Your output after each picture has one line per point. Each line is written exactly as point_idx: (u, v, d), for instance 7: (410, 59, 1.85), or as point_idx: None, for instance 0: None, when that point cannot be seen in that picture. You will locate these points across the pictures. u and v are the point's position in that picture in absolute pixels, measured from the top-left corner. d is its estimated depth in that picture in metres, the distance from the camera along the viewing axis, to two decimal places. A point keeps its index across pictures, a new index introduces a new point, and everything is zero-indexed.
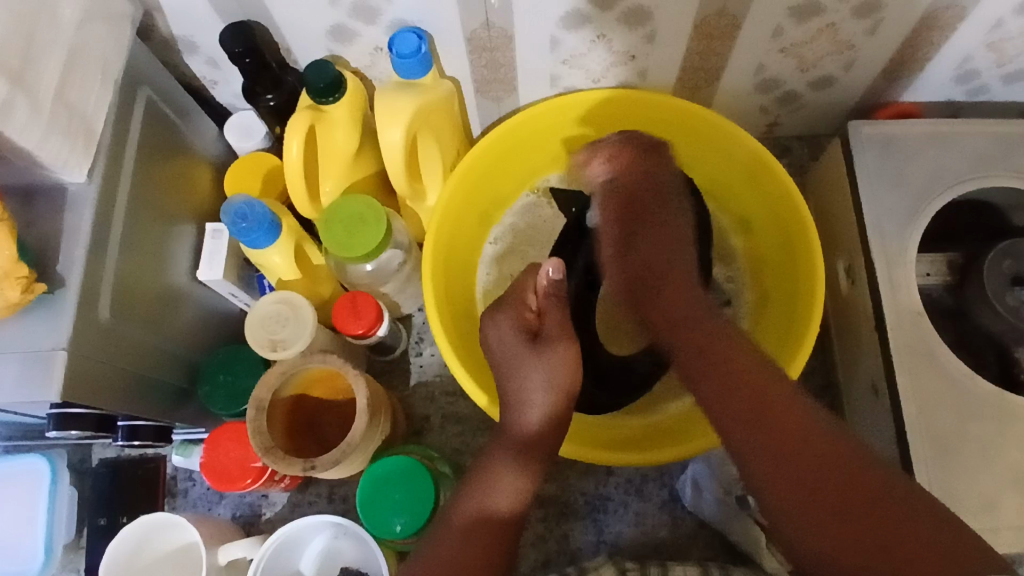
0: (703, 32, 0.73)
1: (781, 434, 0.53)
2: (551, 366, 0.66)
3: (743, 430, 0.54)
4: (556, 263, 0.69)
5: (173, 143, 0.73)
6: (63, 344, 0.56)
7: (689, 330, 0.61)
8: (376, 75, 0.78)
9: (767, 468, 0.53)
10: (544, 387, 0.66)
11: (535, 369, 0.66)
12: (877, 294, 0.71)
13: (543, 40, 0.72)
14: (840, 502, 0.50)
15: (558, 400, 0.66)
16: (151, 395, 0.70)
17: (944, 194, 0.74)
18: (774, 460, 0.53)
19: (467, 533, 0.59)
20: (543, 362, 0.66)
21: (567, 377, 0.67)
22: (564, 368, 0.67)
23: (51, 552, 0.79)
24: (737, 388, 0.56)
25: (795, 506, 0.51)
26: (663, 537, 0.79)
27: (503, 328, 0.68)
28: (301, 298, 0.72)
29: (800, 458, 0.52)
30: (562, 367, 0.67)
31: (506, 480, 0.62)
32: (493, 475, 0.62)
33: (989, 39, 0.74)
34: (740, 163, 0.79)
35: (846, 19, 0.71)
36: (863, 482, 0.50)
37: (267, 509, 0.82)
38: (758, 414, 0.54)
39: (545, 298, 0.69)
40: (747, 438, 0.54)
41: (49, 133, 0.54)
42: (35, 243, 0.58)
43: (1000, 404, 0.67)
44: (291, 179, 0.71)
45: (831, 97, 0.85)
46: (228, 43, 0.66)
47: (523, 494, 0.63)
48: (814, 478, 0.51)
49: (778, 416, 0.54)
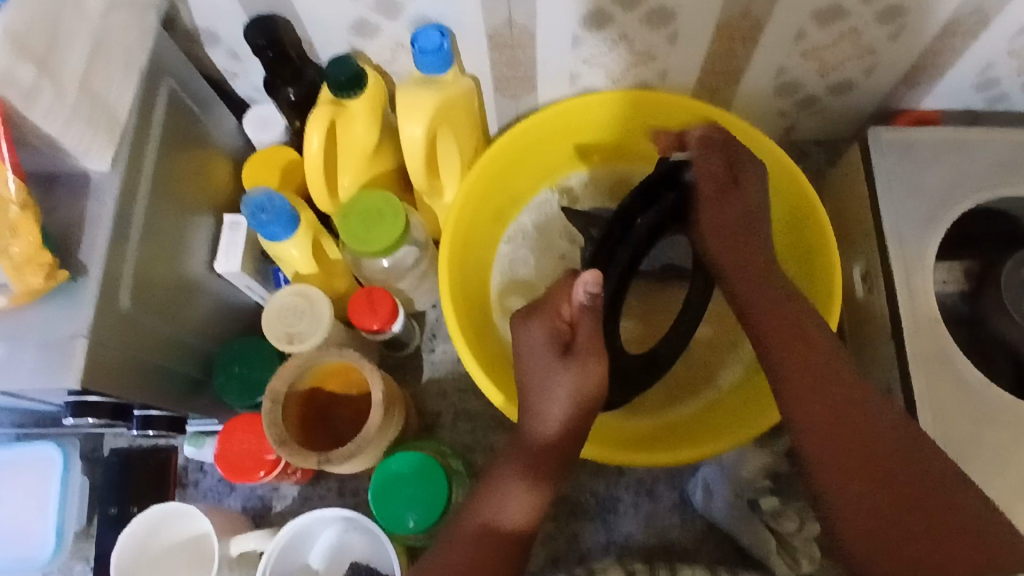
0: (725, 35, 0.73)
1: (853, 436, 0.53)
2: (577, 377, 0.63)
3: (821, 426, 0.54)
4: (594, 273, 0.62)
5: (193, 134, 0.73)
6: (83, 331, 0.56)
7: (785, 319, 0.61)
8: (396, 71, 0.78)
9: (827, 461, 0.53)
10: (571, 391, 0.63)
11: (562, 377, 0.63)
12: (895, 301, 0.71)
13: (565, 38, 0.72)
14: (891, 500, 0.51)
15: (579, 412, 0.63)
16: (167, 385, 0.70)
17: (963, 202, 0.73)
18: (846, 462, 0.53)
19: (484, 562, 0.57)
20: (569, 372, 0.63)
21: (593, 389, 0.64)
22: (589, 384, 0.63)
23: (61, 540, 0.79)
24: (810, 378, 0.57)
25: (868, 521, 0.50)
26: (673, 539, 0.79)
27: (532, 334, 0.64)
28: (317, 292, 0.72)
29: (867, 457, 0.52)
30: (586, 383, 0.63)
31: (524, 496, 0.61)
32: (505, 488, 0.61)
33: (1011, 47, 0.73)
34: (760, 169, 0.80)
35: (869, 23, 0.71)
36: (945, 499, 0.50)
37: (277, 502, 0.82)
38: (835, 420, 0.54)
39: (578, 311, 0.64)
40: (820, 423, 0.55)
41: (71, 120, 0.55)
42: (58, 230, 0.58)
43: (1016, 414, 0.66)
44: (310, 173, 0.71)
45: (850, 101, 0.84)
46: (252, 35, 0.67)
47: (531, 508, 0.61)
48: (873, 469, 0.52)
49: (847, 408, 0.55)
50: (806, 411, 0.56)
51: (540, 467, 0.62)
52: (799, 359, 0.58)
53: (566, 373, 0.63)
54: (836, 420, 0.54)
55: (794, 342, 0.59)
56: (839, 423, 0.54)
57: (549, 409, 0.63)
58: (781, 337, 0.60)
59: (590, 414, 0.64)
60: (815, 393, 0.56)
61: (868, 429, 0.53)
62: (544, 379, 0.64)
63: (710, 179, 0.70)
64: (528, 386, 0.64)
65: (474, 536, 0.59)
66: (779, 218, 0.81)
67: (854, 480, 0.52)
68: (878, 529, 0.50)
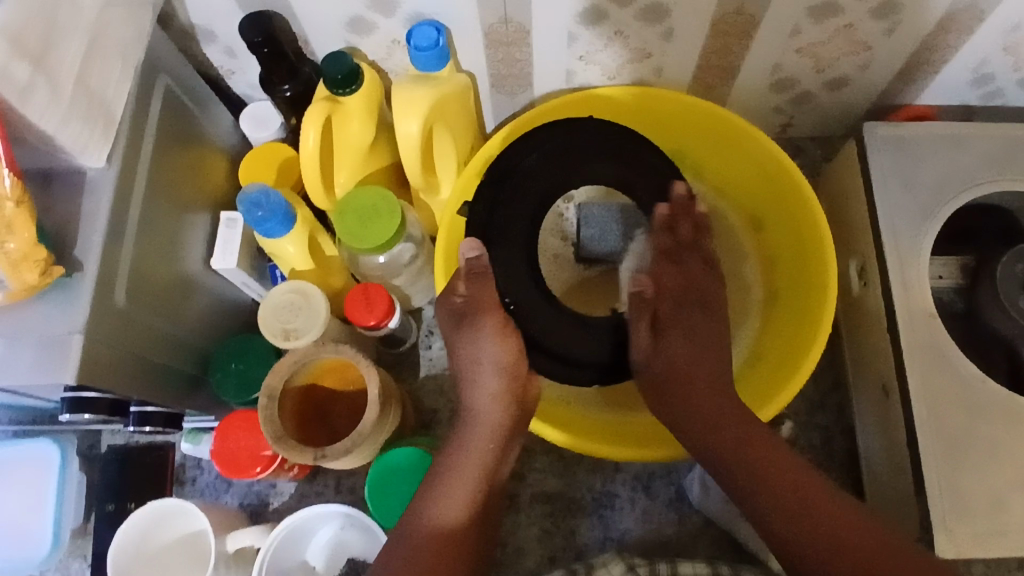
0: (720, 31, 0.73)
1: (796, 487, 0.60)
2: (497, 349, 0.67)
3: (763, 496, 0.60)
4: (474, 241, 0.66)
5: (189, 132, 0.73)
6: (79, 328, 0.56)
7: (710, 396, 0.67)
8: (392, 68, 0.78)
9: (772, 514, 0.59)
10: (498, 366, 0.67)
11: (484, 350, 0.67)
12: (890, 296, 0.71)
13: (560, 35, 0.72)
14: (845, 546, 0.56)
15: (506, 381, 0.67)
16: (165, 382, 0.70)
17: (958, 197, 0.74)
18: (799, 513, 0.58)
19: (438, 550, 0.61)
20: (481, 340, 0.67)
21: (511, 356, 0.67)
22: (503, 344, 0.67)
23: (59, 537, 0.79)
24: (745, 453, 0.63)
25: (812, 544, 0.57)
26: (670, 535, 0.79)
27: (441, 314, 0.70)
28: (314, 288, 0.72)
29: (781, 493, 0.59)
30: (507, 348, 0.67)
31: (470, 471, 0.65)
32: (453, 467, 0.65)
33: (1006, 43, 0.73)
34: (755, 161, 0.79)
35: (864, 19, 0.71)
36: (843, 513, 0.58)
37: (274, 499, 0.82)
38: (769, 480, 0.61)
39: (467, 281, 0.67)
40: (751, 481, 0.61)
41: (69, 116, 0.55)
42: (54, 227, 0.58)
43: (1012, 409, 0.67)
44: (306, 170, 0.71)
45: (846, 97, 0.84)
46: (247, 33, 0.66)
47: (479, 481, 0.65)
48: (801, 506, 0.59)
49: (758, 451, 0.63)
50: (743, 477, 0.62)
51: (484, 440, 0.66)
52: (731, 442, 0.64)
53: (490, 350, 0.67)
54: (754, 462, 0.62)
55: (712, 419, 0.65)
56: (751, 465, 0.62)
57: (481, 394, 0.68)
58: (700, 427, 0.65)
59: (518, 379, 0.68)
60: (743, 455, 0.62)
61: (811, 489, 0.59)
62: (473, 355, 0.68)
63: (662, 265, 0.70)
64: (458, 364, 0.70)
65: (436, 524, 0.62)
66: (774, 211, 0.81)
67: (812, 534, 0.57)
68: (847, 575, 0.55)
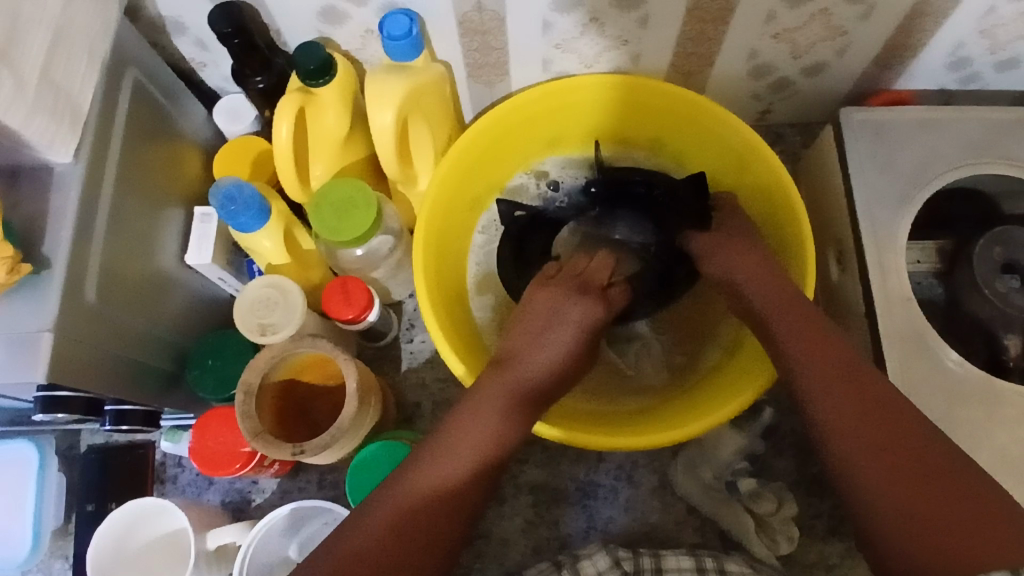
0: (696, 17, 0.72)
1: (857, 402, 0.56)
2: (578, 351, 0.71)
3: (831, 401, 0.57)
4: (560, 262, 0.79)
5: (160, 125, 0.72)
6: (49, 325, 0.56)
7: (783, 303, 0.65)
8: (367, 58, 0.77)
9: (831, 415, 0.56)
10: (575, 340, 0.70)
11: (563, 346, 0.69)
12: (868, 281, 0.71)
13: (535, 22, 0.72)
14: (896, 464, 0.52)
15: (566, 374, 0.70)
16: (140, 380, 0.70)
17: (934, 181, 0.74)
18: (855, 425, 0.55)
19: (427, 505, 0.58)
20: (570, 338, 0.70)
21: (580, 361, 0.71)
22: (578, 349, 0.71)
23: (38, 538, 0.78)
24: (821, 354, 0.59)
25: (865, 468, 0.53)
26: (654, 523, 0.79)
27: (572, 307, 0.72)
28: (291, 283, 0.71)
29: (859, 404, 0.55)
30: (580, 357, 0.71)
31: (475, 444, 0.62)
32: (462, 433, 0.62)
33: (980, 26, 0.74)
34: (731, 146, 0.79)
35: (838, 4, 0.71)
36: (913, 441, 0.53)
37: (256, 496, 0.81)
38: (849, 397, 0.56)
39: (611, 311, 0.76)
40: (828, 391, 0.57)
41: (35, 110, 0.54)
42: (21, 224, 0.57)
43: (989, 391, 0.67)
44: (281, 163, 0.70)
45: (824, 83, 0.84)
46: (217, 23, 0.65)
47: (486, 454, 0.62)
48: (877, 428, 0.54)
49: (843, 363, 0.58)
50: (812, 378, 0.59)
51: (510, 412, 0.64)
52: (806, 339, 0.61)
53: (576, 315, 0.71)
54: (830, 368, 0.58)
55: (794, 318, 0.64)
56: (829, 368, 0.58)
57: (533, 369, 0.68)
58: (797, 328, 0.62)
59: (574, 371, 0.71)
60: (825, 366, 0.58)
61: (882, 403, 0.55)
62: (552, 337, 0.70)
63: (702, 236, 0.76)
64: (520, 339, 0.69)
65: (432, 492, 0.59)
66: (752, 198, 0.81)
67: (880, 467, 0.53)
68: (884, 489, 0.52)
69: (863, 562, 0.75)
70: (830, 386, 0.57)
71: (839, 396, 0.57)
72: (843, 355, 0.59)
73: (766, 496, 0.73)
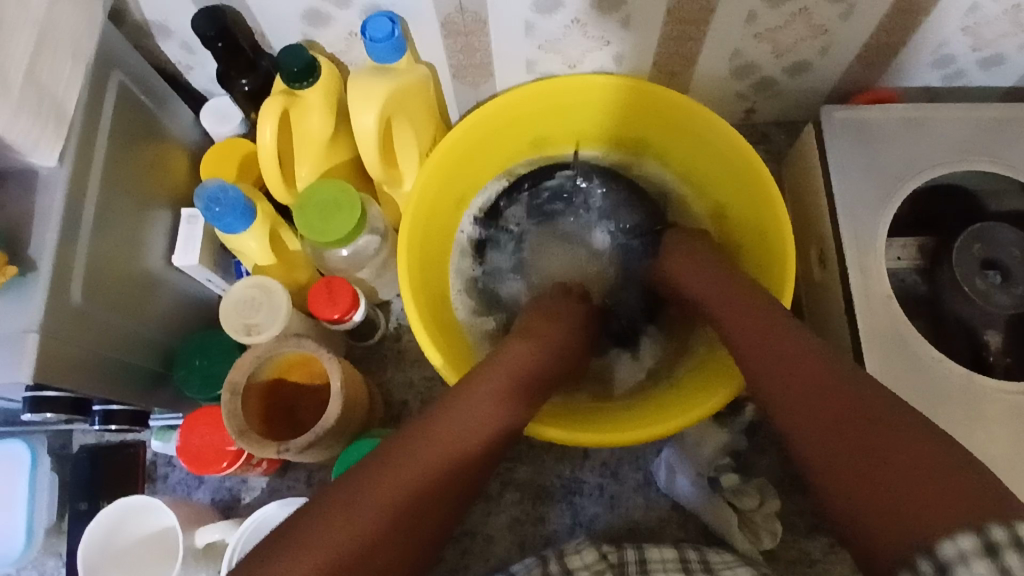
0: (678, 18, 0.73)
1: (802, 377, 0.56)
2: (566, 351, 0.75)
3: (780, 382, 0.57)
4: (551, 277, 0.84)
5: (147, 128, 0.73)
6: (34, 326, 0.56)
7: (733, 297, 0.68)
8: (353, 60, 0.78)
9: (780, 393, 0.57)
10: (559, 340, 0.75)
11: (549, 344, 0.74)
12: (848, 279, 0.72)
13: (519, 24, 0.72)
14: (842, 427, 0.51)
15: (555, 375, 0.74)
16: (127, 380, 0.71)
17: (915, 179, 0.74)
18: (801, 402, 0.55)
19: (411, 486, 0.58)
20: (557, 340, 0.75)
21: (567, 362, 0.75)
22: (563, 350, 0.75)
23: (31, 536, 0.79)
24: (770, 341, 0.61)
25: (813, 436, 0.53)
26: (638, 520, 0.80)
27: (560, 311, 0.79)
28: (276, 283, 0.72)
29: (806, 379, 0.56)
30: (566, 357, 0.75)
31: (463, 431, 0.63)
32: (451, 419, 0.63)
33: (962, 25, 0.74)
34: (714, 146, 0.79)
35: (819, 3, 0.71)
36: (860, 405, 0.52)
37: (246, 494, 0.82)
38: (794, 373, 0.57)
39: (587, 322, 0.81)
40: (778, 373, 0.58)
41: (19, 112, 0.54)
42: (7, 226, 0.58)
43: (968, 387, 0.68)
44: (265, 164, 0.71)
45: (807, 82, 0.85)
46: (201, 27, 0.66)
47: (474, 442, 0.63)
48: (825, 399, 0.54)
49: (791, 347, 0.59)
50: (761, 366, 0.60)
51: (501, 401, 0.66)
52: (754, 325, 0.63)
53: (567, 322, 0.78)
54: (776, 353, 0.59)
55: (742, 308, 0.65)
56: (776, 353, 0.59)
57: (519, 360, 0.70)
58: (745, 317, 0.64)
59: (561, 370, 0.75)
60: (775, 351, 0.59)
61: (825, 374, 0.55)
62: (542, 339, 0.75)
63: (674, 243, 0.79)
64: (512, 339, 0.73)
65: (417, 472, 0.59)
66: (737, 198, 0.81)
67: (829, 434, 0.52)
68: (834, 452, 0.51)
69: (846, 557, 0.76)
70: (775, 371, 0.58)
71: (786, 376, 0.57)
72: (788, 335, 0.60)
73: (748, 492, 0.74)
